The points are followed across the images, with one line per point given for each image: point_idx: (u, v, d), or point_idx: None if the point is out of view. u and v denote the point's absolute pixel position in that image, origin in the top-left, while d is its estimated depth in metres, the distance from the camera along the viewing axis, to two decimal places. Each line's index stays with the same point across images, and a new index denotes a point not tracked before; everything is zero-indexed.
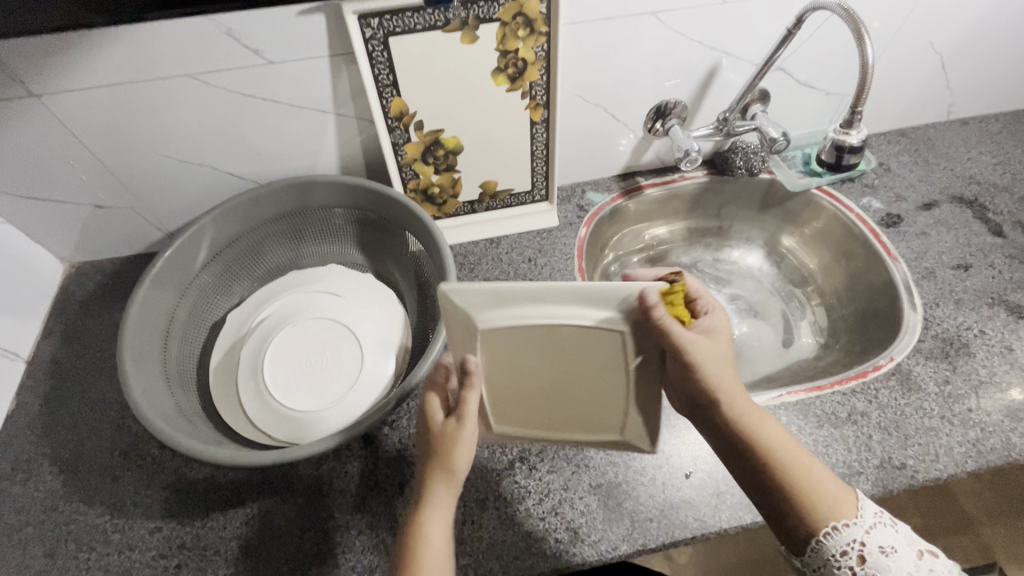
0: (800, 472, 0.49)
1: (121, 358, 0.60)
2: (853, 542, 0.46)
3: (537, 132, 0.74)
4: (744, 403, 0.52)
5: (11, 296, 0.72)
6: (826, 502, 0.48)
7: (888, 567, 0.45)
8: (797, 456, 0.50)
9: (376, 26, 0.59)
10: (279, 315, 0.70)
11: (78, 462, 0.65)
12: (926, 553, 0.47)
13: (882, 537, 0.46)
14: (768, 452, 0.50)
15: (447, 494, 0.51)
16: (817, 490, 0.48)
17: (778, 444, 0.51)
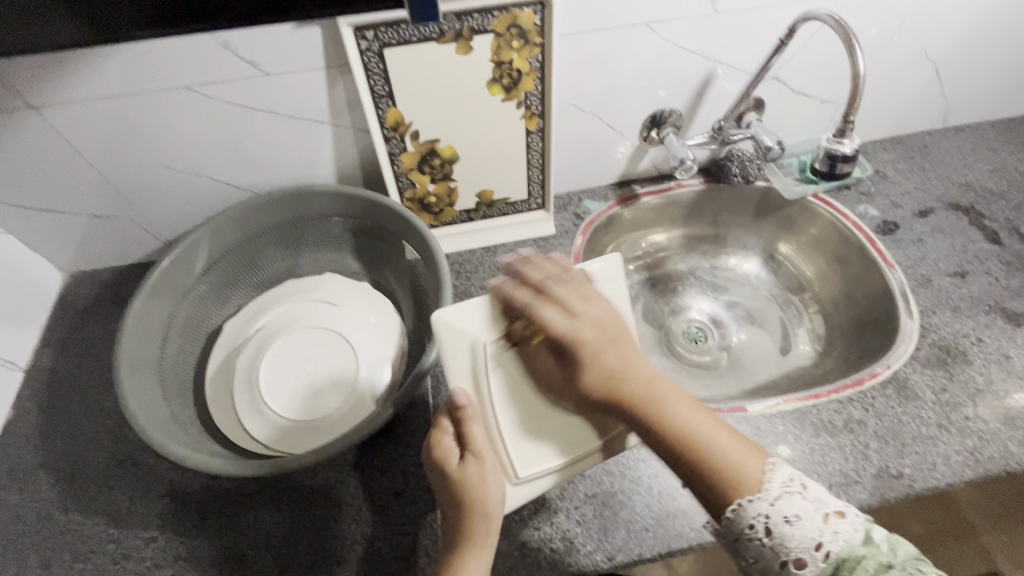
0: (701, 443, 0.48)
1: (118, 368, 0.61)
2: (758, 516, 0.44)
3: (533, 141, 0.74)
4: (644, 378, 0.52)
5: (9, 306, 0.72)
6: (731, 472, 0.46)
7: (794, 536, 0.43)
8: (699, 425, 0.49)
9: (371, 38, 0.60)
10: (276, 324, 0.71)
11: (75, 472, 0.65)
12: (833, 515, 0.44)
13: (786, 502, 0.44)
14: (670, 425, 0.49)
15: (484, 531, 0.50)
16: (720, 459, 0.47)
17: (679, 418, 0.49)
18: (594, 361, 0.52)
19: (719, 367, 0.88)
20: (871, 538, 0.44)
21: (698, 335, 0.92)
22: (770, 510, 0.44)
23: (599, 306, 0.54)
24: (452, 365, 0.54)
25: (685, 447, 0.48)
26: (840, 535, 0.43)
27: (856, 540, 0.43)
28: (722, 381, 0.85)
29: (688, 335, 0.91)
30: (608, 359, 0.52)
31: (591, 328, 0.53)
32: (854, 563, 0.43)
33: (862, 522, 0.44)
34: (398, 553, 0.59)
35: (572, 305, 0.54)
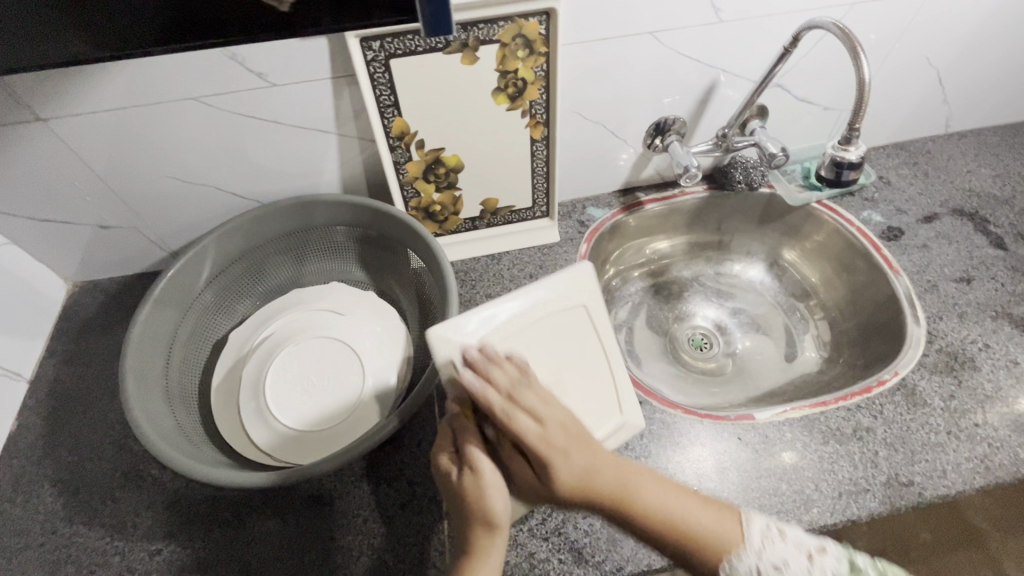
0: (680, 520, 0.49)
1: (123, 379, 0.60)
2: (749, 570, 0.47)
3: (538, 149, 0.75)
4: (610, 468, 0.50)
5: (14, 317, 0.72)
6: (711, 544, 0.48)
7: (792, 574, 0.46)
8: (670, 501, 0.50)
9: (377, 48, 0.60)
10: (282, 334, 0.70)
11: (79, 484, 0.65)
12: (816, 552, 0.48)
13: (774, 550, 0.48)
14: (647, 512, 0.49)
15: (484, 541, 0.49)
16: (695, 525, 0.49)
17: (651, 499, 0.49)
18: (557, 463, 0.48)
19: (725, 374, 0.87)
20: (856, 565, 0.48)
21: (703, 341, 0.91)
22: (765, 560, 0.47)
23: (563, 437, 0.49)
24: (447, 380, 0.52)
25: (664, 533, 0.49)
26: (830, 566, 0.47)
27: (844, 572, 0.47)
28: (728, 389, 0.85)
29: (692, 342, 0.91)
30: (571, 458, 0.48)
31: (560, 432, 0.49)
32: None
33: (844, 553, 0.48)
34: (405, 564, 0.58)
35: (543, 411, 0.49)
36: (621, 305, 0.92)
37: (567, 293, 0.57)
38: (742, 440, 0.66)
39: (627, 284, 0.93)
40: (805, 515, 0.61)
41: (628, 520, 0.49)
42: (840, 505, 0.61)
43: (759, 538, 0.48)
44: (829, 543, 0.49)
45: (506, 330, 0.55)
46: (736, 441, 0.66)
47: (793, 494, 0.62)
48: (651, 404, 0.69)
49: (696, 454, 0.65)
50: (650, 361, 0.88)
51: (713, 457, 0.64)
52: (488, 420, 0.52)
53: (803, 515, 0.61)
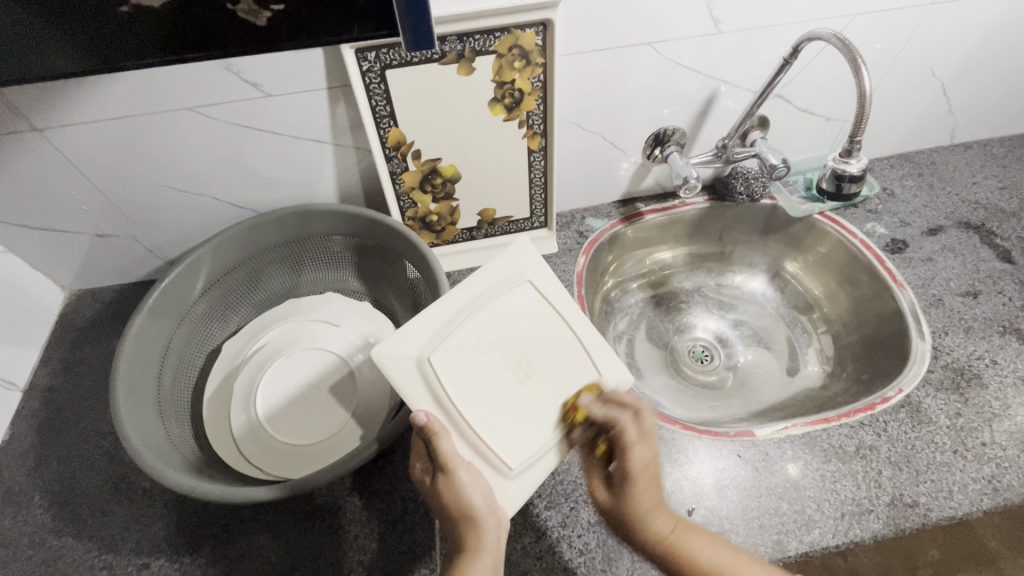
0: None
1: (114, 390, 0.60)
2: None
3: (535, 160, 0.74)
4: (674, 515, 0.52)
5: (8, 327, 0.72)
6: None
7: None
8: (724, 561, 0.50)
9: (373, 59, 0.60)
10: (275, 344, 0.70)
11: (69, 495, 0.64)
12: None
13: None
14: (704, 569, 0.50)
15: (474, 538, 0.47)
16: None
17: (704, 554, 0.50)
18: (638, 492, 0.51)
19: (726, 388, 0.86)
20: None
21: (703, 354, 0.90)
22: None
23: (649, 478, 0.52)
24: (405, 391, 0.51)
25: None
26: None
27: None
28: (729, 402, 0.84)
29: (693, 354, 0.90)
30: (649, 493, 0.51)
31: (647, 463, 0.52)
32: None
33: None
34: None
35: (648, 437, 0.52)
36: (621, 315, 0.91)
37: (503, 273, 0.57)
38: (742, 457, 0.64)
39: (627, 295, 0.92)
40: (806, 537, 0.59)
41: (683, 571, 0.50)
42: (843, 526, 0.60)
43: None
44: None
45: (451, 327, 0.54)
46: (736, 458, 0.64)
47: (794, 515, 0.60)
48: None
49: (694, 471, 0.63)
50: (649, 373, 0.86)
51: (712, 475, 0.63)
52: (457, 419, 0.51)
53: (803, 536, 0.59)
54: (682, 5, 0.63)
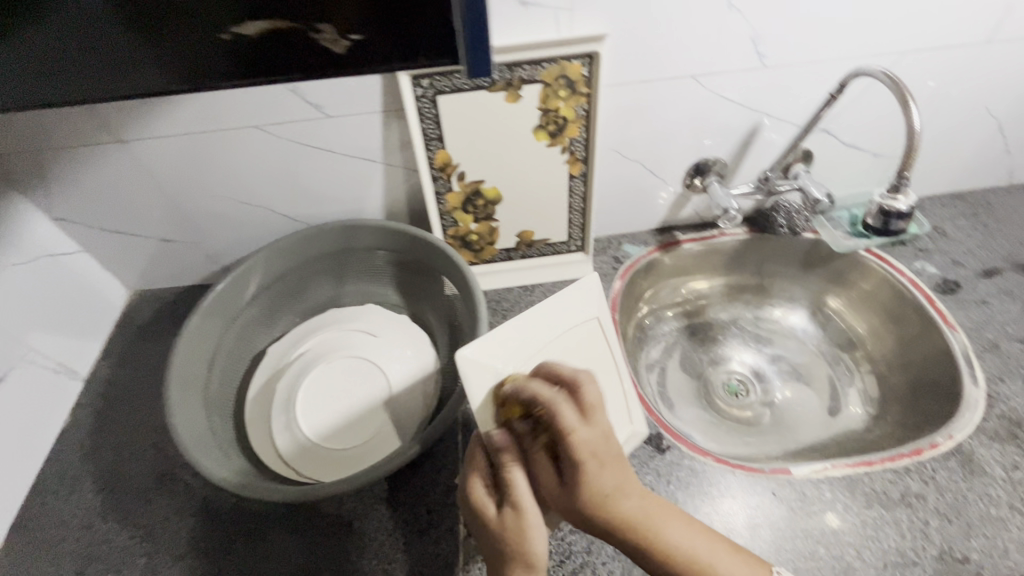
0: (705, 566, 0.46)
1: (167, 384, 0.64)
2: None
3: (575, 185, 0.76)
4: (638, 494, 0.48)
5: (76, 320, 0.78)
6: None
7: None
8: (696, 543, 0.47)
9: (426, 85, 0.63)
10: (317, 351, 0.73)
11: (117, 482, 0.68)
12: None
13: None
14: (669, 552, 0.47)
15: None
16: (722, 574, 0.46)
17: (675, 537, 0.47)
18: (590, 467, 0.46)
19: (761, 424, 0.83)
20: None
21: (739, 388, 0.87)
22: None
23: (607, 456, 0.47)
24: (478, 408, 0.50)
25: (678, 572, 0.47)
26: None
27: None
28: (764, 439, 0.81)
29: (727, 387, 0.88)
30: (606, 475, 0.46)
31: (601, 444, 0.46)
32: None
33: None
34: None
35: (596, 414, 0.46)
36: (654, 344, 0.90)
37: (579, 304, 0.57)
38: (777, 495, 0.62)
39: (661, 324, 0.92)
40: None
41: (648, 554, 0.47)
42: None
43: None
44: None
45: (530, 346, 0.53)
46: (770, 496, 0.62)
47: (832, 561, 0.58)
48: (680, 449, 0.66)
49: (725, 506, 0.61)
50: (681, 404, 0.85)
51: (744, 511, 0.61)
52: None
53: None
54: (727, 40, 0.64)
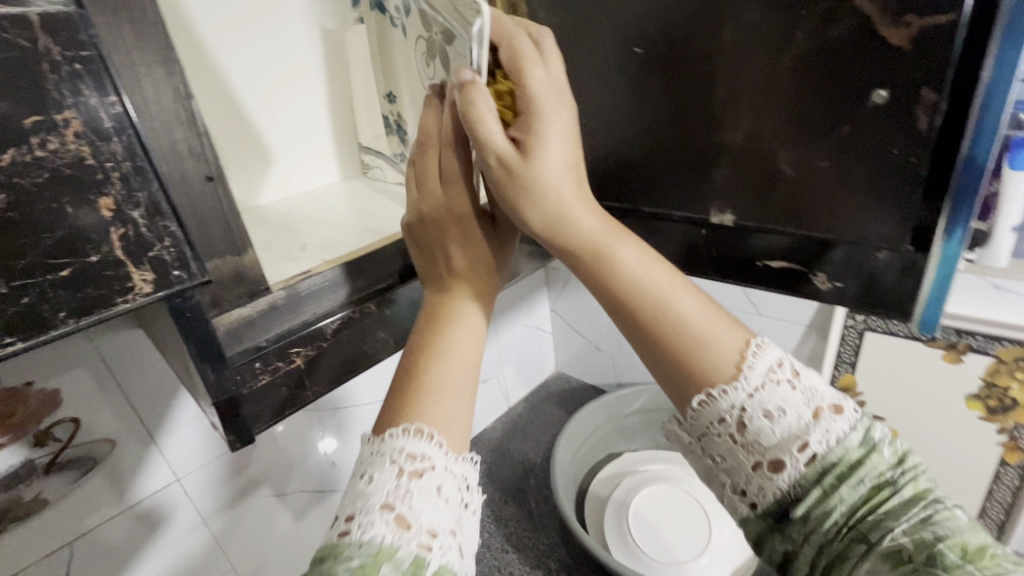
0: (653, 295, 0.38)
1: (562, 434, 0.86)
2: (732, 407, 0.36)
3: (1006, 473, 0.68)
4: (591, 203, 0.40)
5: (526, 371, 1.14)
6: (694, 343, 0.37)
7: (772, 434, 0.35)
8: (657, 278, 0.38)
9: (859, 320, 0.72)
10: (657, 473, 0.84)
11: (494, 478, 0.97)
12: None
13: (776, 390, 0.35)
14: (620, 276, 0.38)
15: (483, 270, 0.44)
16: (680, 313, 0.37)
17: (632, 259, 0.39)
18: (546, 141, 0.39)
19: None
20: (870, 440, 0.35)
21: None
22: (749, 403, 0.35)
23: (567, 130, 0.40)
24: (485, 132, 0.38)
25: (624, 301, 0.38)
26: (833, 436, 0.34)
27: (850, 444, 0.34)
28: None
29: None
30: (560, 151, 0.39)
31: (557, 109, 0.39)
32: (848, 472, 0.34)
33: (871, 420, 0.36)
34: None
35: (554, 70, 0.40)
36: None
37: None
38: None
39: None
40: None
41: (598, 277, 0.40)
42: None
43: (755, 379, 0.35)
44: (849, 406, 0.36)
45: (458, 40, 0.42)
46: None
47: None
48: None
49: None
50: None
51: None
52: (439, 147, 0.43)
53: None
54: None
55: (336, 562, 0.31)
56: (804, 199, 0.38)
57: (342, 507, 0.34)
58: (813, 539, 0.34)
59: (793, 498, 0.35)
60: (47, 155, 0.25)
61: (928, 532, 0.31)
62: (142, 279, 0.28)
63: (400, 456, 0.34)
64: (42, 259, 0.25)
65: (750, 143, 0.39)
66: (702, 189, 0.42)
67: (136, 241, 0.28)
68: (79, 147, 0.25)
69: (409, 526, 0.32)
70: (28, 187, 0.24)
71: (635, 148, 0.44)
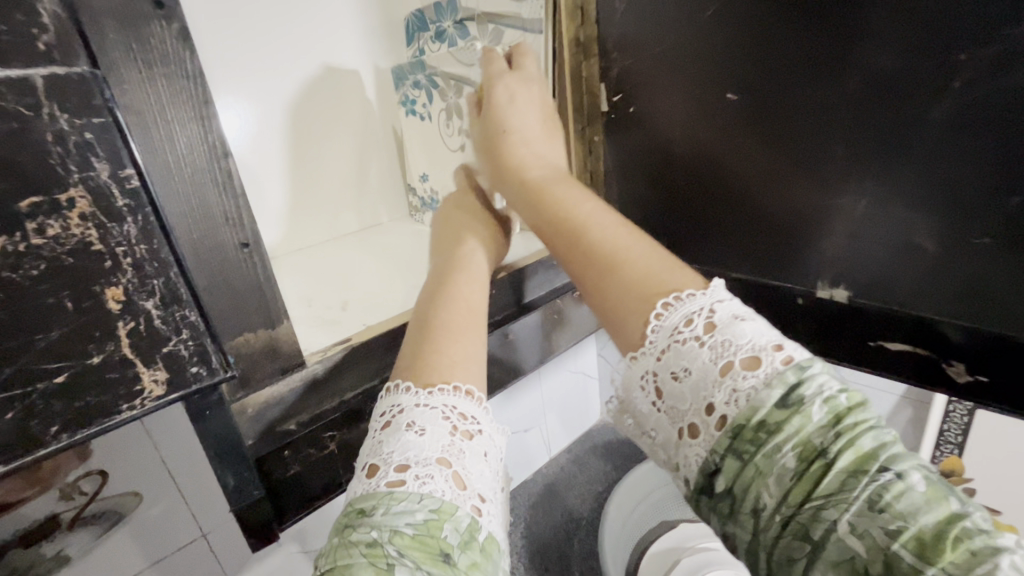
0: (573, 218, 0.34)
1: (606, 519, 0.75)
2: (654, 359, 0.28)
3: None
4: (532, 149, 0.41)
5: (569, 417, 1.03)
6: (622, 281, 0.31)
7: (686, 400, 0.26)
8: (585, 206, 0.35)
9: None
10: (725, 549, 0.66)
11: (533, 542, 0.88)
12: None
13: (680, 350, 0.27)
14: (546, 202, 0.37)
15: (489, 231, 0.45)
16: (598, 240, 0.33)
17: (560, 190, 0.37)
18: (494, 101, 0.43)
19: None
20: (796, 397, 0.23)
21: None
22: (656, 362, 0.28)
23: (524, 92, 0.44)
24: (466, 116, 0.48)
25: (550, 231, 0.35)
26: (744, 395, 0.24)
27: (766, 402, 0.24)
28: None
29: None
30: (513, 108, 0.43)
31: (512, 80, 0.44)
32: (762, 436, 0.23)
33: (803, 360, 0.25)
34: None
35: (520, 59, 0.45)
36: None
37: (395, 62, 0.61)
38: None
39: None
40: None
41: (531, 211, 0.38)
42: None
43: (653, 336, 0.28)
44: (771, 357, 0.25)
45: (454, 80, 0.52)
46: None
47: None
48: None
49: None
50: None
51: None
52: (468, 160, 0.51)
53: None
54: None
55: (392, 516, 0.24)
56: (947, 280, 0.32)
57: (381, 454, 0.27)
58: (740, 533, 0.24)
59: (712, 469, 0.25)
60: (45, 243, 0.21)
61: (877, 526, 0.20)
62: (153, 378, 0.25)
63: (453, 412, 0.28)
64: (37, 361, 0.22)
65: (876, 211, 0.33)
66: (810, 258, 0.37)
67: (147, 337, 0.24)
68: (86, 231, 0.22)
69: (466, 486, 0.26)
70: (22, 280, 0.21)
71: (723, 204, 0.40)
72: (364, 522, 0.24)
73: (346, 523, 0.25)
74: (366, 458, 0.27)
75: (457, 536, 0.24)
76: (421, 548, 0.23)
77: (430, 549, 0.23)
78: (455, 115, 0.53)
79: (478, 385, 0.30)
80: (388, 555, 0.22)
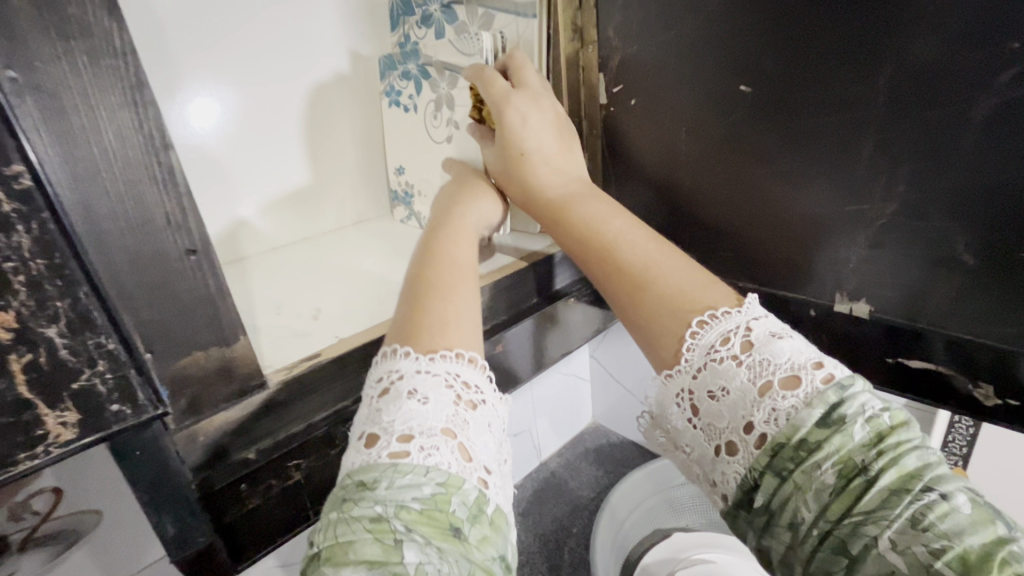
0: (614, 251, 0.32)
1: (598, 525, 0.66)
2: (688, 379, 0.27)
3: None
4: (560, 174, 0.38)
5: (562, 421, 0.95)
6: (657, 304, 0.29)
7: (723, 418, 0.25)
8: (618, 230, 0.33)
9: None
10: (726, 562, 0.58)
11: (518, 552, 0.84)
12: None
13: (716, 369, 0.25)
14: (581, 226, 0.34)
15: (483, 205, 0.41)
16: (652, 280, 0.30)
17: (592, 213, 0.34)
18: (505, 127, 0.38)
19: None
20: (837, 417, 0.22)
21: None
22: (691, 380, 0.26)
23: (535, 114, 0.38)
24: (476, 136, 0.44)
25: (591, 266, 0.33)
26: (783, 415, 0.23)
27: (806, 422, 0.22)
28: None
29: None
30: (531, 132, 0.38)
31: (518, 99, 0.38)
32: (802, 454, 0.22)
33: (843, 378, 0.23)
34: None
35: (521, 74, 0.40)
36: None
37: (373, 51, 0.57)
38: None
39: None
40: None
41: (561, 236, 0.36)
42: None
43: (688, 354, 0.27)
44: (811, 376, 0.23)
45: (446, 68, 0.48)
46: None
47: None
48: None
49: None
50: None
51: None
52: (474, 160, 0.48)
53: None
54: None
55: (398, 490, 0.21)
56: (984, 307, 0.29)
57: (381, 422, 0.24)
58: (776, 545, 0.23)
59: (749, 486, 0.24)
60: None
61: (919, 543, 0.19)
62: (60, 421, 0.22)
63: (456, 380, 0.26)
64: None
65: (907, 222, 0.29)
66: (835, 279, 0.34)
67: (51, 369, 0.21)
68: None
69: (471, 458, 0.24)
70: None
71: (733, 209, 0.36)
72: (367, 496, 0.21)
73: (344, 496, 0.22)
74: (361, 426, 0.25)
75: (465, 510, 0.22)
76: (430, 523, 0.21)
77: (439, 526, 0.21)
78: (445, 107, 0.49)
79: (480, 351, 0.28)
80: (396, 530, 0.20)
